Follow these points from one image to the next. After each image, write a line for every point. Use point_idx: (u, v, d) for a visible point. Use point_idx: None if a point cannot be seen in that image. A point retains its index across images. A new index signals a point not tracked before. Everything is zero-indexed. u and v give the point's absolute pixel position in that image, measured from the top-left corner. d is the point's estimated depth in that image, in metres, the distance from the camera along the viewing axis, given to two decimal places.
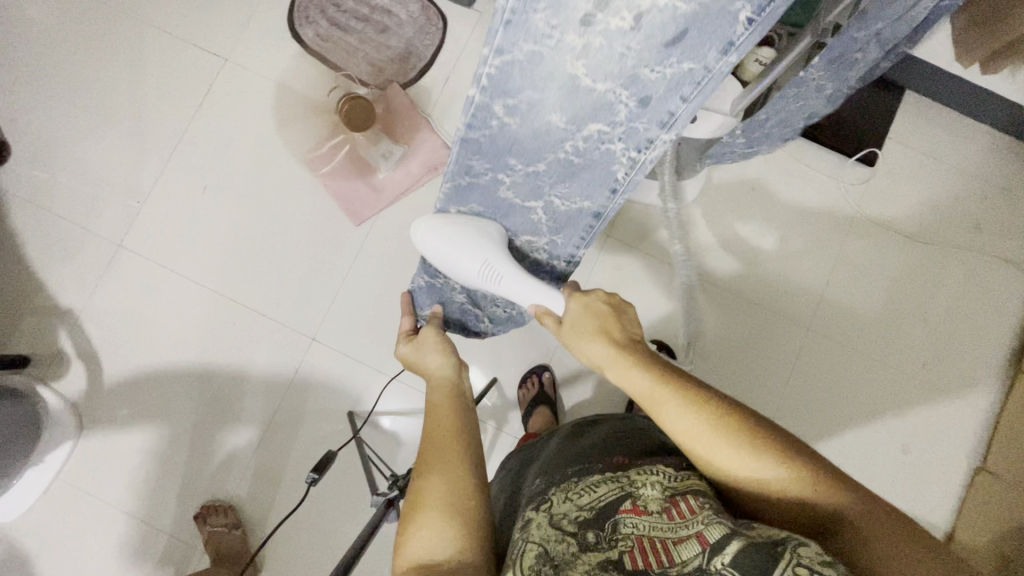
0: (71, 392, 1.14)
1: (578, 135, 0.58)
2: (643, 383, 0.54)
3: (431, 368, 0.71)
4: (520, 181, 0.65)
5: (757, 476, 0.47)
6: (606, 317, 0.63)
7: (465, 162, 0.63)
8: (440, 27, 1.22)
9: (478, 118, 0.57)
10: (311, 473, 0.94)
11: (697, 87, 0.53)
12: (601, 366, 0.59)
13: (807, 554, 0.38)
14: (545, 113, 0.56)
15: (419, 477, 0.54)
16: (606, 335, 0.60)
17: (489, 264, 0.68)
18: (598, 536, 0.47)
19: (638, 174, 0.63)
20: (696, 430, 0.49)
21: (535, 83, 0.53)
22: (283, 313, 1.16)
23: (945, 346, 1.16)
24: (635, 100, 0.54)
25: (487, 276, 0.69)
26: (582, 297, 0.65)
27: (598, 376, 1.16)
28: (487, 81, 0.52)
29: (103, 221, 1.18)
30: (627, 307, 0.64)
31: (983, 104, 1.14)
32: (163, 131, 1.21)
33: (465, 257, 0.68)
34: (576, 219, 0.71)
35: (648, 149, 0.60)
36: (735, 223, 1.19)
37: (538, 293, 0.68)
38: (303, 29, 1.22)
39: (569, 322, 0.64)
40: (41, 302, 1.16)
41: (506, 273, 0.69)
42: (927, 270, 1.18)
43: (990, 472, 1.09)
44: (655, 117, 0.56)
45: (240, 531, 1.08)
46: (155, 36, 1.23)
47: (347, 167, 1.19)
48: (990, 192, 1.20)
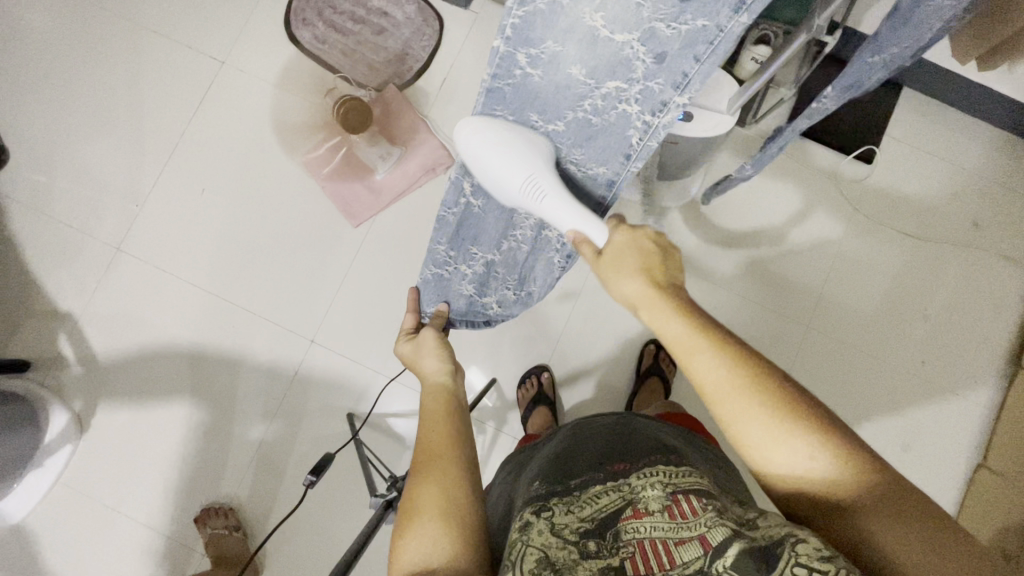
0: (72, 395, 1.14)
1: (597, 92, 0.57)
2: (678, 328, 0.51)
3: (427, 372, 0.71)
4: (541, 138, 0.63)
5: (780, 451, 0.44)
6: (649, 257, 0.58)
7: (489, 110, 0.60)
8: (436, 28, 1.22)
9: (502, 68, 0.56)
10: (309, 475, 0.95)
11: (710, 46, 0.51)
12: (637, 305, 0.56)
13: (805, 551, 0.38)
14: (565, 65, 0.55)
15: (414, 482, 0.54)
16: (648, 277, 0.56)
17: (535, 179, 0.60)
18: (599, 545, 0.46)
19: (653, 140, 0.61)
20: (728, 382, 0.47)
21: (557, 35, 0.53)
22: (283, 315, 1.16)
23: (945, 345, 1.16)
24: (652, 57, 0.53)
25: (530, 193, 0.60)
26: (629, 231, 0.59)
27: (598, 375, 1.16)
28: (510, 31, 0.53)
29: (102, 224, 1.19)
30: (674, 250, 0.59)
31: (981, 100, 1.14)
32: (160, 134, 1.21)
33: (510, 169, 0.59)
34: (592, 183, 0.67)
35: (661, 113, 0.58)
36: (733, 221, 1.19)
37: (581, 218, 0.61)
38: (299, 31, 1.22)
39: (608, 256, 0.59)
40: (41, 306, 1.16)
41: (553, 189, 0.60)
42: (927, 267, 1.18)
43: (990, 470, 1.09)
44: (670, 78, 0.55)
45: (239, 533, 1.08)
46: (153, 40, 1.23)
47: (344, 169, 1.19)
48: (988, 188, 1.20)
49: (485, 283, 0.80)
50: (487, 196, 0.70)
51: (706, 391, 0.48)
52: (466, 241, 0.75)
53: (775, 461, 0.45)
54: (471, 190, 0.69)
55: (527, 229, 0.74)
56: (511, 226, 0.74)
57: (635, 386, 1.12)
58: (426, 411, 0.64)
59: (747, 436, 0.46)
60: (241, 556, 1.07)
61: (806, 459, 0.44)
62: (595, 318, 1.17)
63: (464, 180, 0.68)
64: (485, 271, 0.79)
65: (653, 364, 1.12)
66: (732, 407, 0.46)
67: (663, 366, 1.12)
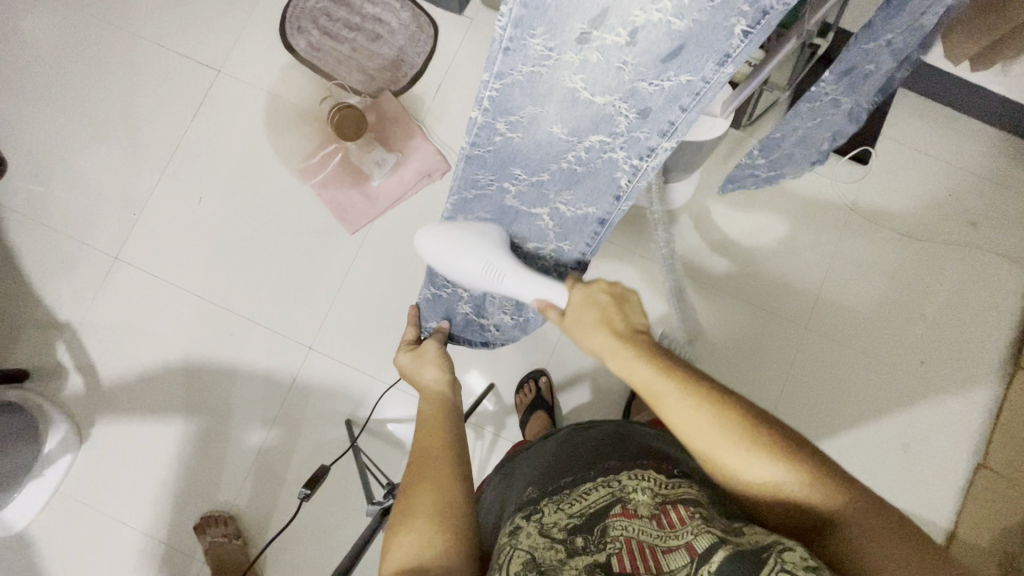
0: (71, 405, 1.14)
1: (580, 146, 0.61)
2: (645, 372, 0.52)
3: (427, 381, 0.72)
4: (524, 190, 0.68)
5: (755, 474, 0.46)
6: (608, 308, 0.59)
7: (470, 175, 0.65)
8: (431, 34, 1.23)
9: (481, 136, 0.60)
10: (303, 488, 0.95)
11: (696, 98, 0.53)
12: (604, 355, 0.57)
13: (792, 559, 0.37)
14: (547, 126, 0.58)
15: (408, 485, 0.54)
16: (612, 324, 0.58)
17: (490, 265, 0.67)
18: (586, 541, 0.46)
19: (642, 181, 0.64)
20: (698, 425, 0.48)
21: (534, 100, 0.55)
22: (280, 321, 1.16)
23: (944, 345, 1.16)
24: (635, 111, 0.56)
25: (491, 273, 0.67)
26: (585, 288, 0.61)
27: (596, 378, 1.16)
28: (488, 103, 0.55)
29: (100, 234, 1.19)
30: (631, 296, 0.60)
31: (976, 99, 1.14)
32: (157, 142, 1.21)
33: (467, 260, 0.68)
34: (582, 225, 0.72)
35: (649, 157, 0.61)
36: (730, 222, 1.19)
37: (540, 288, 0.66)
38: (294, 39, 1.23)
39: (570, 315, 0.61)
40: (39, 316, 1.17)
41: (510, 271, 0.67)
42: (924, 267, 1.18)
43: (991, 469, 1.09)
44: (655, 127, 0.58)
45: (239, 541, 1.07)
46: (149, 49, 1.24)
47: (340, 175, 1.19)
48: (985, 187, 1.20)
49: (482, 303, 0.80)
50: None
51: (684, 435, 0.49)
52: None
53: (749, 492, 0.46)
54: None
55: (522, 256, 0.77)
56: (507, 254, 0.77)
57: (634, 389, 1.12)
58: (423, 415, 0.65)
59: (725, 469, 0.47)
60: (244, 564, 1.05)
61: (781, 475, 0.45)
62: None
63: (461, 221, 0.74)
64: (481, 295, 0.79)
65: None
66: (715, 446, 0.47)
67: None
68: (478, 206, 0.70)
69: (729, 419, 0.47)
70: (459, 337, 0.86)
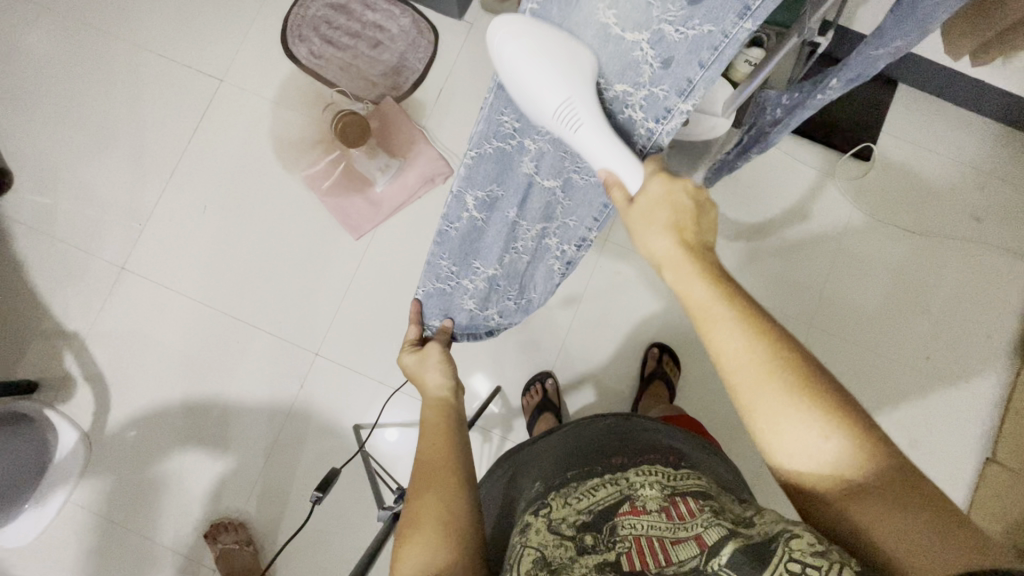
0: (79, 416, 1.14)
1: (606, 91, 0.51)
2: (703, 294, 0.50)
3: (430, 385, 0.73)
4: (545, 147, 0.58)
5: (796, 428, 0.43)
6: (683, 213, 0.54)
7: (493, 121, 0.55)
8: (431, 39, 1.24)
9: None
10: (316, 492, 0.96)
11: (715, 53, 0.45)
12: (663, 265, 0.53)
13: (799, 546, 0.37)
14: (578, 57, 0.49)
15: (416, 493, 0.55)
16: (678, 234, 0.53)
17: (572, 104, 0.48)
18: (595, 539, 0.46)
19: (658, 145, 0.54)
20: (749, 358, 0.46)
21: (573, 27, 0.47)
22: (287, 328, 1.17)
23: (948, 339, 1.16)
24: (660, 61, 0.48)
25: (564, 118, 0.49)
26: (668, 182, 0.53)
27: (601, 380, 1.16)
28: (530, 15, 0.48)
29: (105, 244, 1.20)
30: (710, 206, 0.55)
31: (977, 94, 1.14)
32: (161, 153, 1.22)
33: (546, 86, 0.47)
34: (591, 196, 0.63)
35: (665, 120, 0.52)
36: (733, 221, 1.19)
37: (618, 157, 0.52)
38: (296, 47, 1.23)
39: (644, 200, 0.53)
40: (46, 327, 1.17)
41: (590, 119, 0.50)
42: (928, 262, 1.18)
43: (999, 463, 1.09)
44: (673, 83, 0.49)
45: (252, 547, 1.08)
46: (151, 60, 1.25)
47: (343, 182, 1.20)
48: (987, 182, 1.20)
49: (487, 296, 0.78)
50: (492, 209, 0.65)
51: (721, 360, 0.48)
52: (468, 254, 0.72)
53: (786, 444, 0.44)
54: (476, 205, 0.65)
55: (528, 238, 0.71)
56: (513, 238, 0.70)
57: (640, 389, 1.12)
58: (427, 423, 0.66)
59: (758, 412, 0.45)
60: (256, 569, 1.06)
61: (818, 433, 0.43)
62: (597, 323, 1.17)
63: (468, 194, 0.63)
64: (487, 284, 0.76)
65: (657, 367, 1.12)
66: (748, 377, 0.46)
67: (667, 369, 1.13)
68: (490, 166, 0.60)
69: (779, 356, 0.45)
70: (463, 334, 0.84)
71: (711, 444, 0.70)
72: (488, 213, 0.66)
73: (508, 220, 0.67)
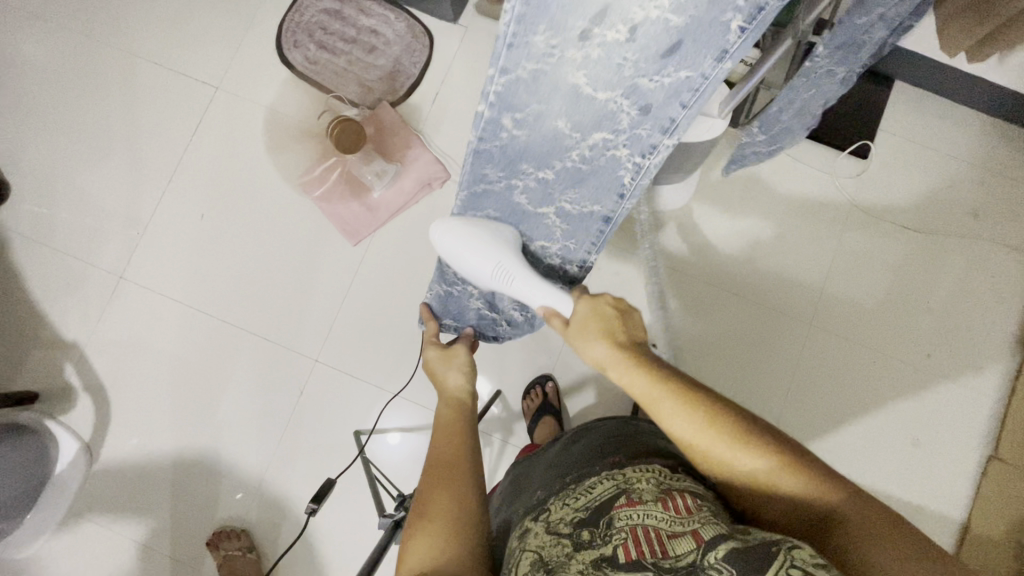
0: (79, 425, 1.14)
1: (584, 143, 0.59)
2: (644, 385, 0.54)
3: (449, 386, 0.71)
4: (532, 186, 0.65)
5: (751, 482, 0.47)
6: (611, 319, 0.62)
7: (478, 170, 0.63)
8: (426, 44, 1.23)
9: (488, 132, 0.57)
10: (312, 503, 0.98)
11: (695, 94, 0.51)
12: (605, 367, 0.59)
13: (801, 556, 0.36)
14: (551, 120, 0.56)
15: (425, 493, 0.55)
16: (615, 339, 0.60)
17: (502, 265, 0.68)
18: (592, 534, 0.46)
19: (644, 179, 0.62)
20: (696, 433, 0.49)
21: (539, 97, 0.53)
22: (286, 335, 1.17)
23: (949, 336, 1.15)
24: (637, 108, 0.54)
25: (500, 275, 0.68)
26: (590, 300, 0.64)
27: (602, 382, 1.16)
28: (496, 98, 0.53)
29: (103, 254, 1.20)
30: (634, 312, 0.64)
31: (974, 90, 1.14)
32: (158, 161, 1.22)
33: (479, 260, 0.68)
34: (588, 222, 0.70)
35: (651, 155, 0.59)
36: (732, 222, 1.19)
37: (550, 294, 0.67)
38: (291, 53, 1.23)
39: (574, 326, 0.64)
40: (46, 337, 1.17)
41: (520, 272, 0.68)
42: (927, 260, 1.18)
43: (1001, 461, 1.09)
44: (655, 124, 0.55)
45: (253, 554, 1.07)
46: (147, 69, 1.25)
47: (340, 188, 1.20)
48: (986, 178, 1.19)
49: (495, 298, 0.80)
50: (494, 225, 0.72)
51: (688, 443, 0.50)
52: None
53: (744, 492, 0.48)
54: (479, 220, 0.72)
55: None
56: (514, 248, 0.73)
57: None
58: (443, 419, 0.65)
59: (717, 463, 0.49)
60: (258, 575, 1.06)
61: (767, 479, 0.47)
62: None
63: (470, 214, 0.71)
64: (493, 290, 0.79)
65: None
66: (697, 449, 0.49)
67: None
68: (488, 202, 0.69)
69: (716, 427, 0.49)
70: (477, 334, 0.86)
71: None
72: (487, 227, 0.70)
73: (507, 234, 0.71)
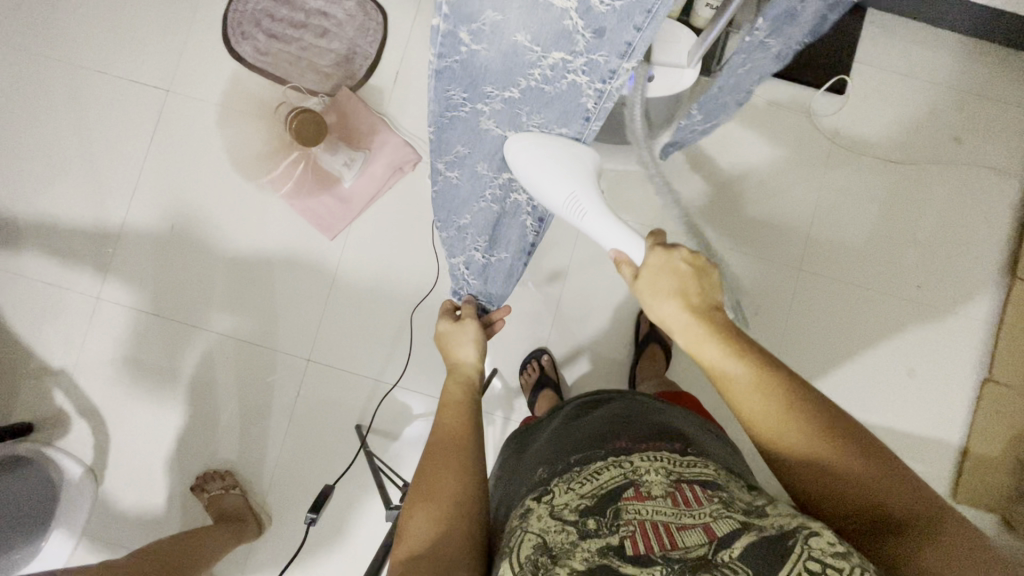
0: (80, 451, 1.14)
1: (545, 62, 0.55)
2: (715, 352, 0.54)
3: (462, 359, 0.76)
4: (498, 109, 0.60)
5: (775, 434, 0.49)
6: (686, 279, 0.59)
7: (441, 94, 0.56)
8: (379, 21, 1.18)
9: (445, 46, 0.52)
10: (310, 513, 1.01)
11: (648, 16, 0.50)
12: (671, 325, 0.58)
13: (818, 544, 0.36)
14: (509, 34, 0.52)
15: (423, 470, 0.57)
16: (683, 299, 0.58)
17: (575, 196, 0.66)
18: (598, 523, 0.45)
19: (608, 102, 0.60)
20: (737, 377, 0.52)
21: (495, 3, 0.49)
22: (276, 337, 1.15)
23: (938, 263, 1.15)
24: (592, 32, 0.52)
25: (573, 208, 0.67)
26: (665, 251, 0.60)
27: (598, 350, 1.16)
28: (448, 12, 0.49)
29: (78, 276, 1.17)
30: (710, 269, 0.60)
31: (948, 8, 1.11)
32: (120, 174, 1.18)
33: (553, 185, 0.64)
34: None
35: (612, 80, 0.57)
36: (714, 171, 1.16)
37: (622, 239, 0.65)
38: (240, 46, 1.18)
39: (645, 274, 0.61)
40: (32, 368, 1.15)
41: (593, 208, 0.67)
42: (914, 190, 1.16)
43: (998, 382, 1.11)
44: (613, 48, 0.54)
45: (239, 491, 1.10)
46: (92, 77, 1.19)
47: (309, 182, 1.16)
48: (966, 100, 1.17)
49: (455, 243, 0.74)
50: (462, 166, 0.66)
51: (718, 374, 0.53)
52: (446, 210, 0.70)
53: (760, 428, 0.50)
54: (448, 164, 0.65)
55: (496, 188, 0.69)
56: (481, 190, 0.69)
57: (636, 353, 1.13)
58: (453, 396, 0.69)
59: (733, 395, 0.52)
60: (248, 509, 1.09)
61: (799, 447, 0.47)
62: (587, 293, 1.16)
63: (438, 161, 0.64)
64: (458, 235, 0.73)
65: (651, 330, 1.12)
66: (731, 387, 0.52)
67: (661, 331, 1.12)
68: (457, 133, 0.61)
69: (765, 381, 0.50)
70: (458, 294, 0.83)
71: (715, 426, 0.70)
72: (459, 171, 0.66)
73: (473, 172, 0.67)
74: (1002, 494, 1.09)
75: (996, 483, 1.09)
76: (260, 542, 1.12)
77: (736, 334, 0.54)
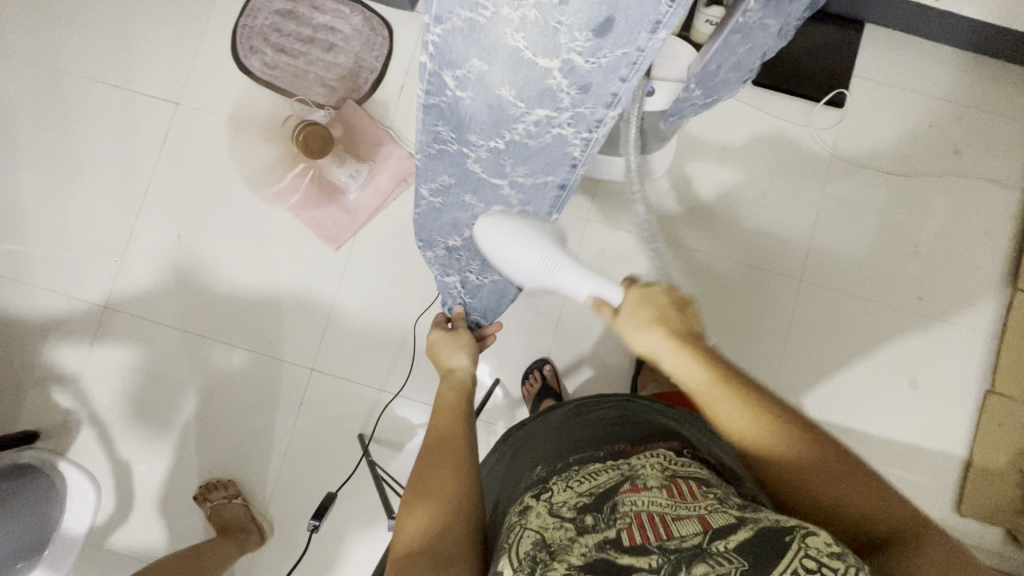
0: (84, 460, 1.14)
1: (529, 117, 0.56)
2: (703, 379, 0.53)
3: (453, 367, 0.75)
4: (484, 157, 0.61)
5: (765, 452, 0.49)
6: (666, 309, 0.60)
7: (429, 127, 0.57)
8: (385, 36, 1.20)
9: (432, 86, 0.53)
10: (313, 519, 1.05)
11: (632, 69, 0.50)
12: (654, 352, 0.59)
13: (815, 545, 0.36)
14: (494, 88, 0.51)
15: (420, 475, 0.58)
16: (667, 328, 0.58)
17: (548, 258, 0.65)
18: (596, 517, 0.45)
19: (593, 150, 0.61)
20: (721, 396, 0.52)
21: (481, 54, 0.48)
22: (281, 347, 1.16)
23: (939, 277, 1.16)
24: (576, 89, 0.52)
25: (545, 269, 0.66)
26: (642, 290, 0.63)
27: (599, 360, 1.16)
28: (433, 51, 0.48)
29: (85, 286, 1.18)
30: (689, 302, 0.62)
31: (946, 24, 1.12)
32: (127, 185, 1.20)
33: (524, 251, 0.65)
34: (543, 191, 0.68)
35: (597, 129, 0.58)
36: (715, 183, 1.17)
37: (598, 283, 0.65)
38: (249, 60, 1.20)
39: (625, 314, 0.62)
40: (37, 376, 1.16)
41: (566, 265, 0.66)
42: (914, 202, 1.17)
43: (1000, 394, 1.11)
44: (598, 100, 0.54)
45: (241, 500, 1.10)
46: (103, 91, 1.21)
47: (314, 194, 1.18)
48: (965, 113, 1.18)
49: (448, 264, 0.77)
50: (447, 194, 0.67)
51: (704, 403, 0.53)
52: (434, 230, 0.73)
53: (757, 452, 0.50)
54: (432, 190, 0.66)
55: None
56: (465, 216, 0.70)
57: (639, 364, 1.13)
58: (444, 400, 0.69)
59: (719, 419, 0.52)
60: (250, 520, 1.09)
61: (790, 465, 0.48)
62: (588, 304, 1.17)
63: (423, 186, 0.66)
64: (449, 257, 0.76)
65: None
66: (714, 406, 0.52)
67: None
68: (442, 166, 0.63)
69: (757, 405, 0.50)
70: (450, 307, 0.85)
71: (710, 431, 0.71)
72: (444, 198, 0.68)
73: (461, 202, 0.68)
74: (1005, 507, 1.08)
75: (999, 497, 1.08)
76: (262, 552, 1.12)
77: (718, 360, 0.55)
